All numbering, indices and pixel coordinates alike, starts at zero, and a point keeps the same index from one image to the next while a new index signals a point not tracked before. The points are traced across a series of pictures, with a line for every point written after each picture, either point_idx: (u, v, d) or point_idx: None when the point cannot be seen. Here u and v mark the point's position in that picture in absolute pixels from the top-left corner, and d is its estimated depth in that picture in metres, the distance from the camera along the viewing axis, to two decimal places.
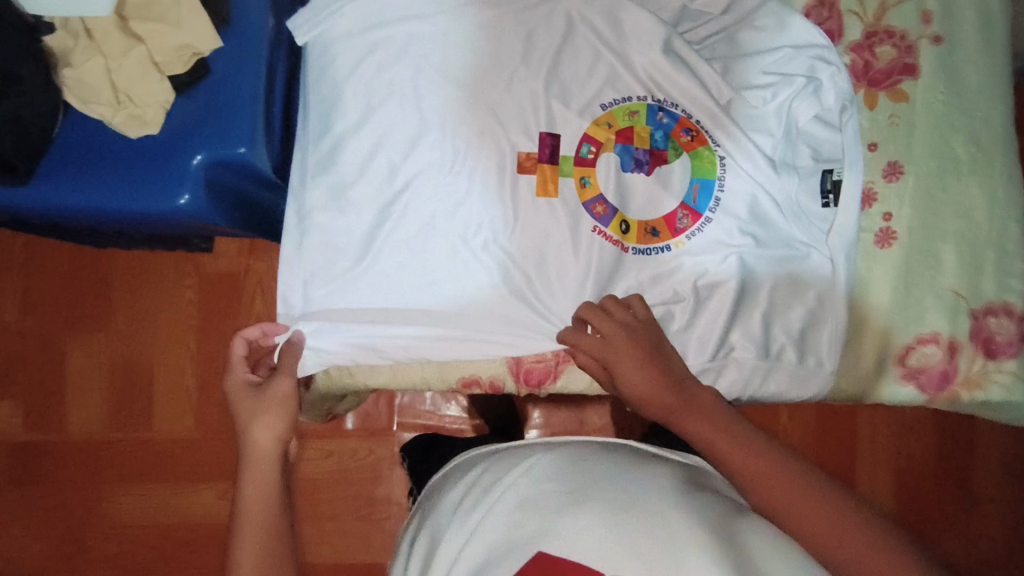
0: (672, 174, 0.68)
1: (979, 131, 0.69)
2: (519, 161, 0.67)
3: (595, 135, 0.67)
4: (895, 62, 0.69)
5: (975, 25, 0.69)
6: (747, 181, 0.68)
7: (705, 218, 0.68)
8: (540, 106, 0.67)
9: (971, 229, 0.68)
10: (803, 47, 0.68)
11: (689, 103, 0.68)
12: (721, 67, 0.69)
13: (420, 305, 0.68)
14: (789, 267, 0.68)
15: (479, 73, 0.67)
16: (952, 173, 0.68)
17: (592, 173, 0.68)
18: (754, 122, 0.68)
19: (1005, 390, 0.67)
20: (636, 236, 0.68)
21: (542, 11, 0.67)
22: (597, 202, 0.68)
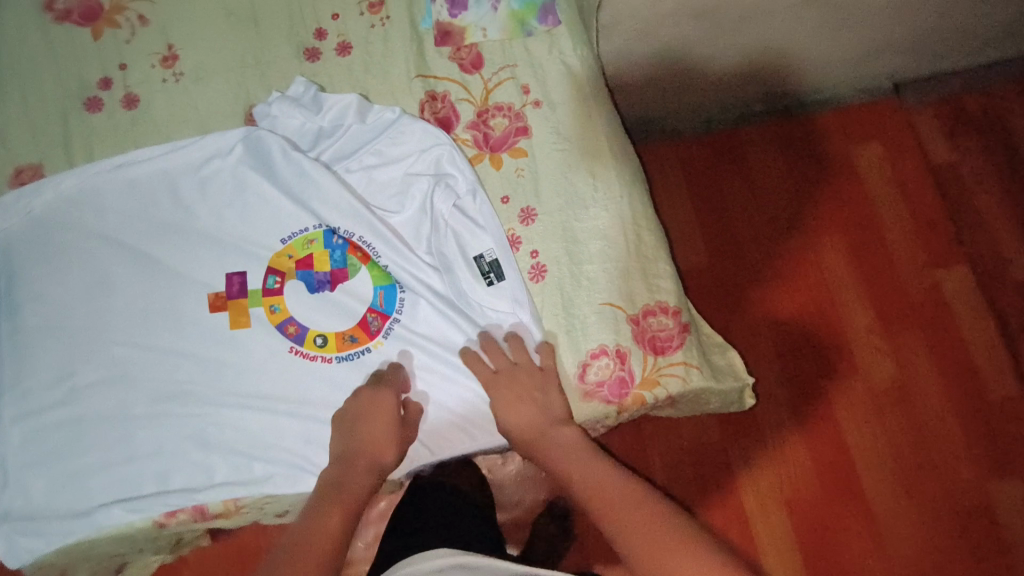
0: (357, 285, 0.75)
1: (595, 165, 0.79)
2: (210, 302, 0.73)
3: (278, 267, 0.75)
4: (509, 128, 0.80)
5: (566, 86, 0.82)
6: (417, 272, 0.76)
7: (393, 318, 0.74)
8: (212, 244, 0.75)
9: (611, 245, 0.75)
10: (430, 147, 0.78)
11: (353, 220, 0.76)
12: (372, 181, 0.79)
13: (119, 452, 0.69)
14: (471, 339, 0.74)
15: (154, 231, 0.75)
16: (580, 204, 0.77)
17: (282, 300, 0.74)
18: (412, 219, 0.78)
19: (680, 379, 0.71)
20: (335, 346, 0.73)
21: (199, 166, 0.77)
22: (289, 323, 0.73)
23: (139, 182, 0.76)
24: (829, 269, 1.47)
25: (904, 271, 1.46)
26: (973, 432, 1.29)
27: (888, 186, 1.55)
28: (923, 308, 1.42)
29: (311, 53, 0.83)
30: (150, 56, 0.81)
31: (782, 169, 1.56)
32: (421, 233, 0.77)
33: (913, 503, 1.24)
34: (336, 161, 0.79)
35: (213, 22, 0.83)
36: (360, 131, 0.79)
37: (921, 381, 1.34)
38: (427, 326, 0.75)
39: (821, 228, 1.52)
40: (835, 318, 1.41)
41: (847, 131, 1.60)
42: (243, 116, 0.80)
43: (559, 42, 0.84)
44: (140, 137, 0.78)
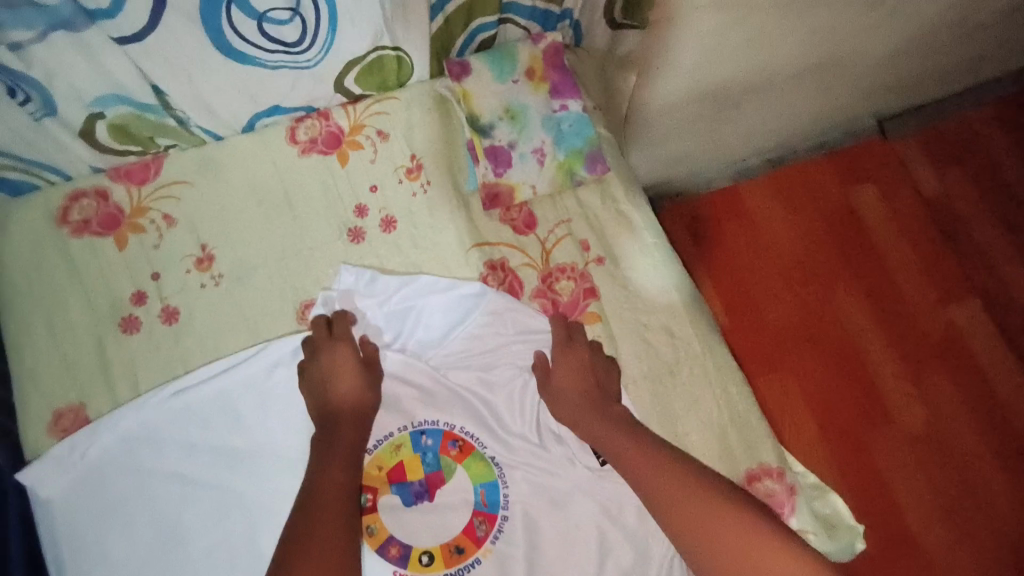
0: (455, 487, 0.71)
1: (670, 322, 0.77)
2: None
3: (369, 483, 0.70)
4: (576, 290, 0.77)
5: (626, 234, 0.80)
6: (517, 460, 0.72)
7: (500, 517, 0.70)
8: (287, 466, 0.70)
9: (704, 409, 0.74)
10: (510, 323, 0.75)
11: (441, 417, 0.73)
12: (455, 368, 0.74)
13: None
14: (584, 528, 0.70)
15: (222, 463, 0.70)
16: (666, 369, 0.75)
17: (378, 518, 0.70)
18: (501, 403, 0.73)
19: None
20: (443, 560, 0.69)
21: (258, 381, 0.72)
22: (390, 544, 0.69)
23: (195, 410, 0.70)
24: (848, 313, 1.59)
25: (918, 312, 1.60)
26: (1004, 457, 1.48)
27: (889, 223, 1.68)
28: (939, 346, 1.57)
29: (355, 234, 0.78)
30: (182, 260, 0.75)
31: (790, 221, 1.66)
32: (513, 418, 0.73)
33: (958, 536, 1.42)
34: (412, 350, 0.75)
35: (245, 212, 0.78)
36: (435, 317, 0.75)
37: (948, 416, 1.51)
38: (549, 524, 0.70)
39: (843, 273, 1.62)
40: (865, 366, 1.54)
41: (844, 177, 1.71)
42: (295, 313, 0.75)
43: (609, 189, 0.81)
44: (187, 353, 0.72)
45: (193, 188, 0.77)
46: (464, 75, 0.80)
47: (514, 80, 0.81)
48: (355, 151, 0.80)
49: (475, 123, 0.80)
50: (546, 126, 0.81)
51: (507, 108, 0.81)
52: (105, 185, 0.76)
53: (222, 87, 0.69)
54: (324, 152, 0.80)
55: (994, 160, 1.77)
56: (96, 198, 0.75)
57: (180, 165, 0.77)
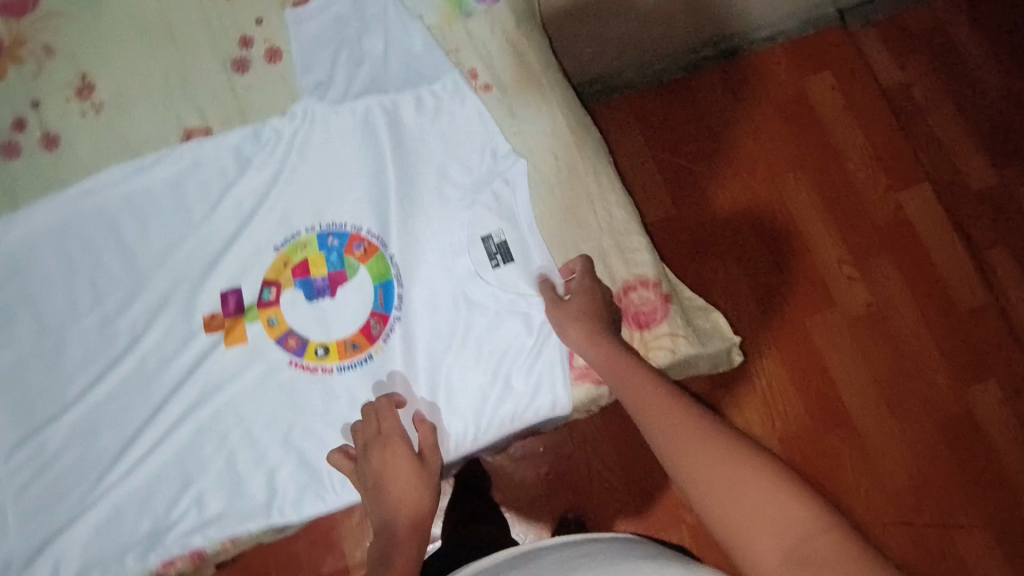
0: (356, 285, 0.74)
1: (557, 146, 0.74)
2: (207, 322, 0.72)
3: (274, 277, 0.74)
4: (460, 112, 0.77)
5: (511, 59, 0.76)
6: (421, 268, 0.74)
7: (393, 316, 0.73)
8: (170, 285, 0.72)
9: (579, 225, 0.73)
10: (412, 138, 0.76)
11: (352, 221, 0.75)
12: (368, 177, 0.76)
13: (104, 496, 0.68)
14: (479, 322, 0.73)
15: (109, 277, 0.72)
16: (543, 185, 0.74)
17: (280, 311, 0.73)
18: (414, 205, 0.75)
19: (669, 351, 0.72)
20: (338, 353, 0.72)
21: (153, 200, 0.74)
22: (289, 335, 0.73)
23: (90, 223, 0.73)
24: (792, 203, 1.39)
25: (868, 201, 1.38)
26: (947, 344, 1.29)
27: (844, 110, 1.43)
28: (895, 232, 1.36)
29: (239, 64, 0.76)
30: (64, 89, 0.74)
31: (729, 100, 1.44)
32: (429, 221, 0.75)
33: (899, 429, 1.25)
34: (322, 167, 0.75)
35: (126, 44, 0.75)
36: (348, 125, 0.76)
37: (896, 306, 1.32)
38: (442, 317, 0.73)
39: (789, 157, 1.41)
40: (808, 258, 1.36)
41: (798, 62, 1.45)
42: (179, 138, 0.75)
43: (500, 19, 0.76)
44: (67, 176, 0.73)
45: (65, 17, 0.74)
46: None
47: None
48: None
49: None
50: None
51: None
52: None
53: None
54: None
55: (959, 54, 1.45)
56: None
57: None
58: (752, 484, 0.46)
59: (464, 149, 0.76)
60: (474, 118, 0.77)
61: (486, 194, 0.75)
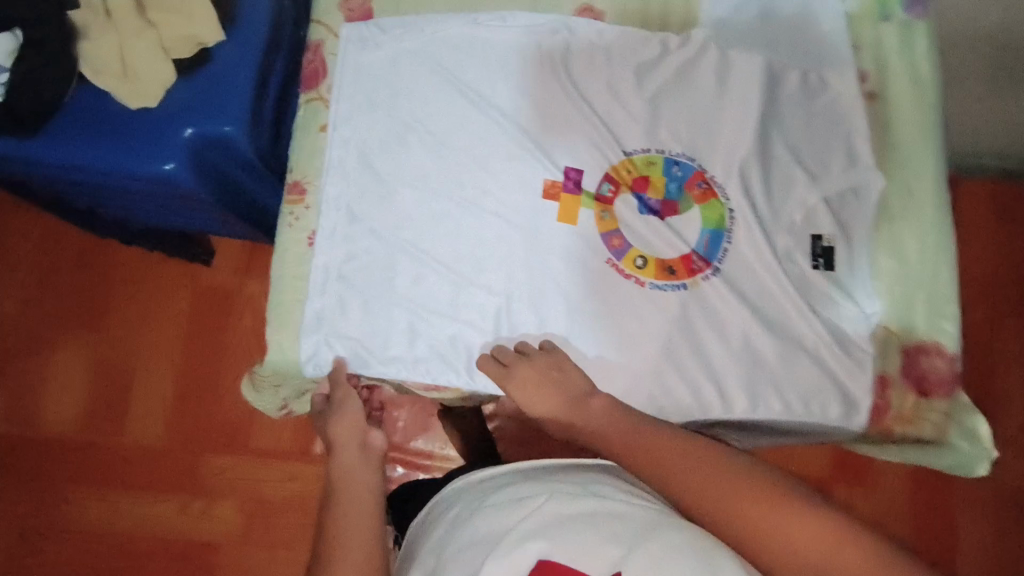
0: (687, 220, 0.73)
1: (913, 183, 0.74)
2: (545, 188, 0.73)
3: (616, 177, 0.73)
4: (840, 110, 0.75)
5: (905, 81, 0.76)
6: (745, 237, 0.72)
7: (713, 266, 0.72)
8: (511, 133, 0.73)
9: (902, 268, 0.72)
10: (789, 110, 0.75)
11: (698, 160, 0.74)
12: (727, 126, 0.74)
13: (377, 295, 0.71)
14: (780, 312, 0.72)
15: (464, 100, 0.74)
16: (885, 216, 0.73)
17: (611, 208, 0.73)
18: (764, 173, 0.73)
19: (936, 428, 0.69)
20: (653, 272, 0.72)
21: (525, 52, 0.75)
22: (614, 236, 0.73)
23: (467, 45, 0.75)
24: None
25: None
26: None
27: None
28: None
29: None
30: None
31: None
32: (773, 194, 0.73)
33: None
34: (689, 97, 0.75)
35: None
36: (730, 70, 0.75)
37: None
38: (744, 290, 0.72)
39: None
40: None
41: None
42: (569, 13, 0.77)
43: (913, 35, 0.77)
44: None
45: None
46: None
47: None
48: None
49: None
50: None
51: None
52: None
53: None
54: None
55: None
56: None
57: None
58: (777, 517, 0.44)
59: (833, 146, 0.74)
60: (850, 121, 0.75)
61: (837, 196, 0.73)
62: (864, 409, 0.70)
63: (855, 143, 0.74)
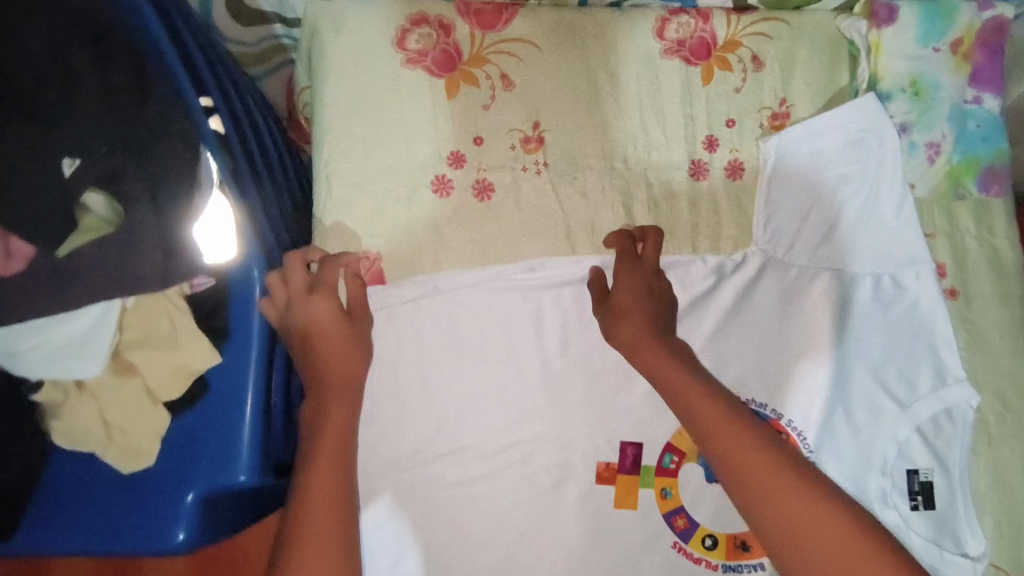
0: None
1: (1007, 392, 0.67)
2: (599, 472, 0.65)
3: (678, 444, 0.65)
4: (920, 319, 0.67)
5: (987, 272, 0.69)
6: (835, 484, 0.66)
7: None
8: (566, 399, 0.65)
9: (1006, 495, 0.66)
10: (865, 326, 0.67)
11: (772, 403, 0.66)
12: (800, 357, 0.66)
13: None
14: None
15: (504, 366, 0.65)
16: (981, 436, 0.67)
17: (674, 484, 0.65)
18: (846, 403, 0.67)
19: None
20: (725, 550, 0.65)
21: (564, 299, 0.65)
22: (679, 514, 0.65)
23: (501, 297, 0.65)
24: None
25: None
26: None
27: None
28: None
29: (697, 169, 0.67)
30: (510, 133, 0.66)
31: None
32: (857, 427, 0.66)
33: None
34: (756, 326, 0.67)
35: (581, 103, 0.66)
36: (795, 289, 0.67)
37: None
38: None
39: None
40: None
41: None
42: None
43: (989, 217, 0.69)
44: (491, 236, 0.65)
45: (536, 51, 0.66)
46: (888, 22, 0.65)
47: (936, 49, 0.66)
48: (722, 71, 0.67)
49: (874, 87, 0.67)
50: (954, 118, 0.66)
51: (915, 80, 0.66)
52: (451, 18, 0.66)
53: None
54: (687, 59, 0.67)
55: None
56: (436, 29, 0.65)
57: (532, 19, 0.67)
58: None
59: (917, 364, 0.67)
60: (933, 329, 0.67)
61: (929, 422, 0.66)
62: None
63: (940, 356, 0.67)
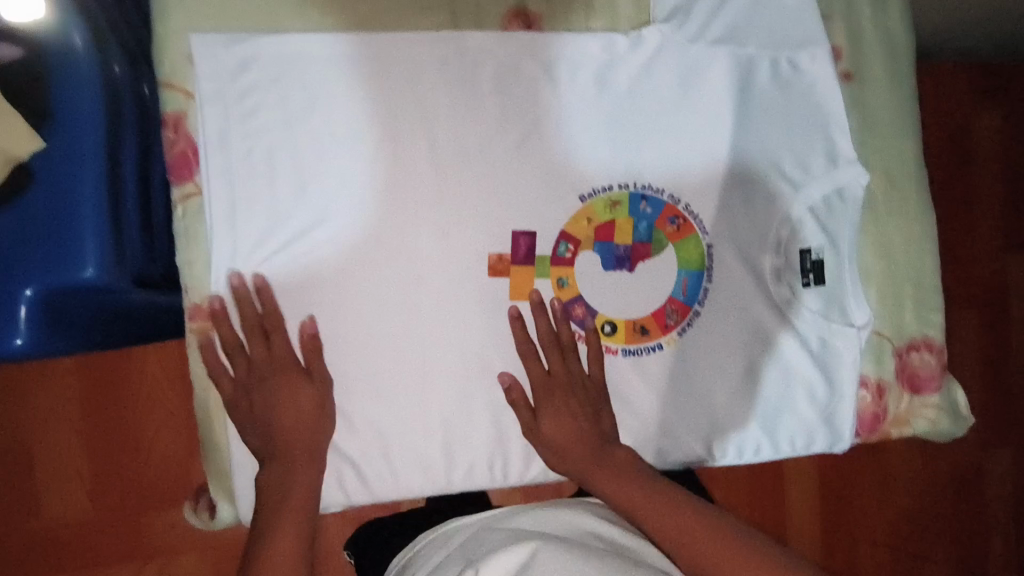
0: (660, 265, 0.64)
1: (894, 170, 0.68)
2: (492, 264, 0.62)
3: (573, 232, 0.63)
4: (817, 98, 0.66)
5: (880, 52, 0.68)
6: (730, 265, 0.66)
7: (693, 312, 0.65)
8: (456, 192, 0.62)
9: (888, 267, 0.68)
10: (764, 108, 0.66)
11: (669, 189, 0.64)
12: (699, 140, 0.65)
13: (337, 412, 0.60)
14: (777, 339, 0.67)
15: (386, 159, 0.60)
16: (869, 214, 0.68)
17: (571, 273, 0.63)
18: (744, 186, 0.65)
19: (930, 422, 0.68)
20: (624, 336, 0.64)
21: (446, 87, 0.61)
22: (577, 303, 0.64)
23: (383, 84, 0.60)
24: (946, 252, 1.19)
25: (977, 259, 1.20)
26: (994, 439, 1.23)
27: (997, 174, 1.21)
28: (982, 296, 1.21)
29: None
30: None
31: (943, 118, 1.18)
32: (755, 210, 0.66)
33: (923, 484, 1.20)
34: (652, 110, 0.64)
35: None
36: (693, 70, 0.64)
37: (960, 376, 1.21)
38: (737, 327, 0.66)
39: (967, 195, 1.20)
40: (974, 307, 1.21)
41: (977, 89, 1.19)
42: (497, 23, 0.62)
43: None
44: (366, 17, 0.60)
45: None
46: None
47: None
48: None
49: None
50: None
51: None
52: None
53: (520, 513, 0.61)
54: None
55: None
56: None
57: None
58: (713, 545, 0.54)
59: (812, 145, 0.66)
60: (828, 107, 0.66)
61: (823, 201, 0.66)
62: (848, 435, 0.67)
63: (834, 134, 0.66)
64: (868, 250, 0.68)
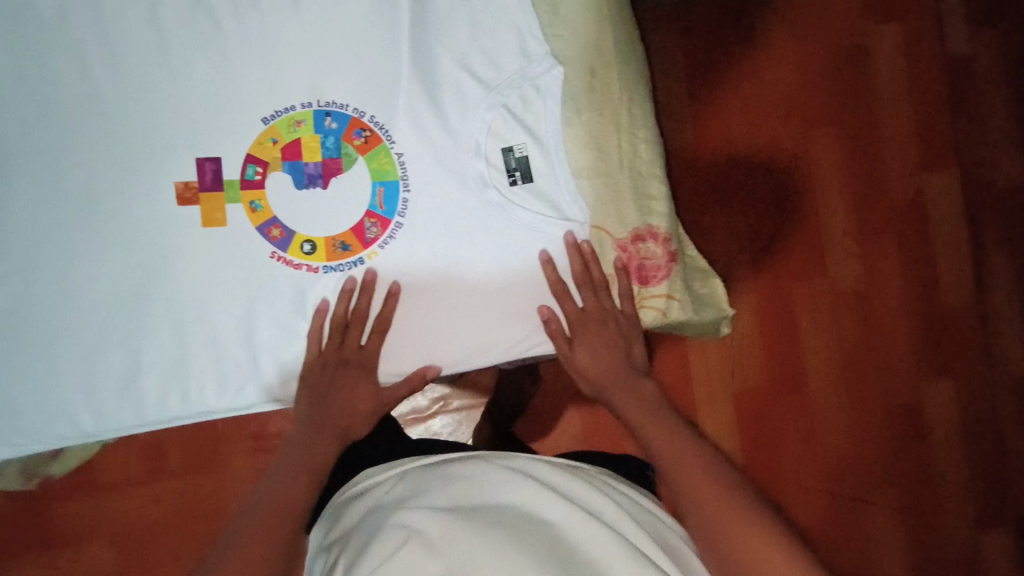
0: (352, 179, 0.65)
1: (593, 58, 0.64)
2: (179, 193, 0.63)
3: (259, 155, 0.64)
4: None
5: None
6: (429, 172, 0.66)
7: (393, 223, 0.65)
8: (132, 129, 0.62)
9: (600, 158, 0.65)
10: (446, 12, 0.65)
11: (354, 102, 0.64)
12: (379, 53, 0.64)
13: (35, 351, 0.61)
14: (486, 240, 0.66)
15: (56, 105, 0.61)
16: (571, 106, 0.65)
17: (262, 196, 0.64)
18: (432, 92, 0.65)
19: (659, 314, 0.68)
20: (324, 253, 0.65)
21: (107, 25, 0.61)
22: (272, 225, 0.64)
23: (46, 31, 0.61)
24: (819, 168, 1.13)
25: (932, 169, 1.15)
26: (946, 376, 1.15)
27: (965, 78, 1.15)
28: (943, 211, 1.15)
29: None
30: None
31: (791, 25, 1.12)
32: (446, 114, 0.65)
33: (871, 418, 1.14)
34: (325, 28, 0.64)
35: None
36: None
37: (905, 303, 1.15)
38: (442, 233, 0.66)
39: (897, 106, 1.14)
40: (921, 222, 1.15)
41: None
42: None
43: None
44: None
45: None
46: None
47: None
48: None
49: None
50: None
51: None
52: None
53: (466, 460, 0.53)
54: None
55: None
56: None
57: None
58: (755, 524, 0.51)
59: (498, 45, 0.65)
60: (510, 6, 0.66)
61: (517, 98, 0.66)
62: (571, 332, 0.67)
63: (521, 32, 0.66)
64: (574, 142, 0.66)
